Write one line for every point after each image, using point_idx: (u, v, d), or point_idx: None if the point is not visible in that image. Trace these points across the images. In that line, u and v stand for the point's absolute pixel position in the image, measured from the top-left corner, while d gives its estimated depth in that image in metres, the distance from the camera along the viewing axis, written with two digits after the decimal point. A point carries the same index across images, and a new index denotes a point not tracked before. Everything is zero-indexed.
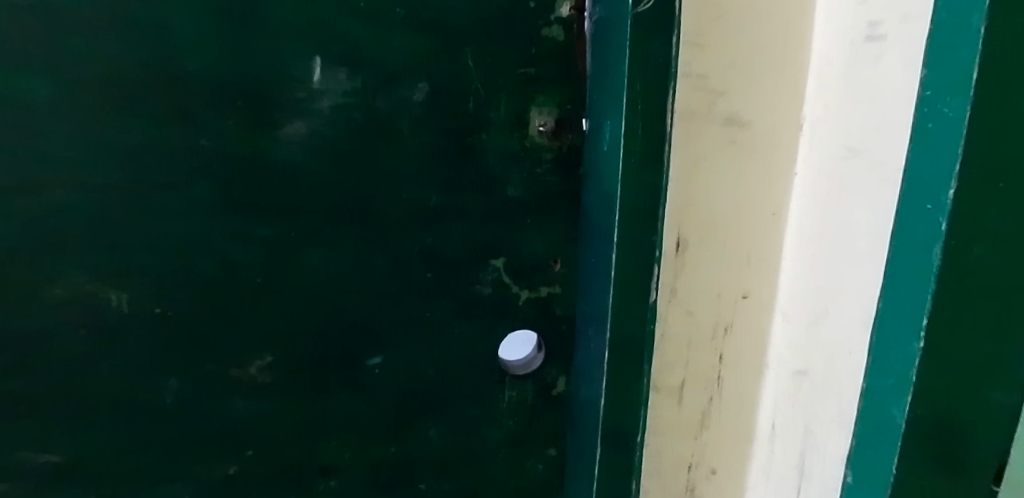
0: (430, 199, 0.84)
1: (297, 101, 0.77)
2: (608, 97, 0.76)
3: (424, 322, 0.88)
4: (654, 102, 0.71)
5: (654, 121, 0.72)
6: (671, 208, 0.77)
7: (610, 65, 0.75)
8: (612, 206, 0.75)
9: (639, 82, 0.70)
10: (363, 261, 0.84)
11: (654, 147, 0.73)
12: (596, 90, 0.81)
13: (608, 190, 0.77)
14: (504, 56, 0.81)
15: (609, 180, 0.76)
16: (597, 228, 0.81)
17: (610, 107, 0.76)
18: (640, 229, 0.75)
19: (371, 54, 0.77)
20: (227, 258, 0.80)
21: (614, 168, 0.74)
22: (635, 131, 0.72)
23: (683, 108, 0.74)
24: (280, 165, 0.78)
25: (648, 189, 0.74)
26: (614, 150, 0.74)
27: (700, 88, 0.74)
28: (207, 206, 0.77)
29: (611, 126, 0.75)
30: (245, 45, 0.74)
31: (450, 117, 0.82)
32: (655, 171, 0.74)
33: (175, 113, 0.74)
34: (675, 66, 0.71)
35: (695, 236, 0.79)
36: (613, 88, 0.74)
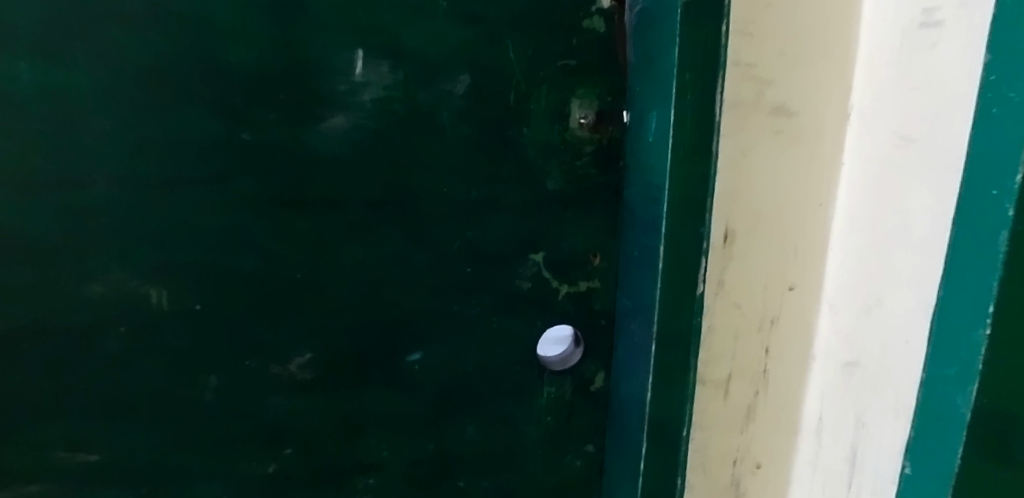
0: (470, 192, 0.83)
1: (339, 94, 0.76)
2: (653, 88, 0.75)
3: (464, 317, 0.87)
4: (702, 91, 0.71)
5: (702, 111, 0.71)
6: (719, 200, 0.75)
7: (654, 54, 0.74)
8: (659, 198, 0.74)
9: (688, 71, 0.70)
10: (403, 255, 0.83)
11: (702, 136, 0.72)
12: (638, 82, 0.80)
13: (653, 182, 0.76)
14: (545, 47, 0.81)
15: (655, 171, 0.75)
16: (641, 220, 0.80)
17: (655, 97, 0.75)
18: (688, 220, 0.74)
19: (413, 47, 0.77)
20: (268, 254, 0.79)
21: (661, 159, 0.74)
22: (684, 121, 0.71)
23: (732, 97, 0.73)
24: (321, 158, 0.77)
25: (695, 179, 0.73)
26: (662, 141, 0.73)
27: (748, 77, 0.73)
28: (248, 201, 0.77)
29: (658, 116, 0.74)
30: (288, 38, 0.73)
31: (491, 109, 0.81)
32: (702, 161, 0.73)
33: (218, 107, 0.73)
34: (724, 55, 0.70)
35: (743, 227, 0.78)
36: (659, 78, 0.74)
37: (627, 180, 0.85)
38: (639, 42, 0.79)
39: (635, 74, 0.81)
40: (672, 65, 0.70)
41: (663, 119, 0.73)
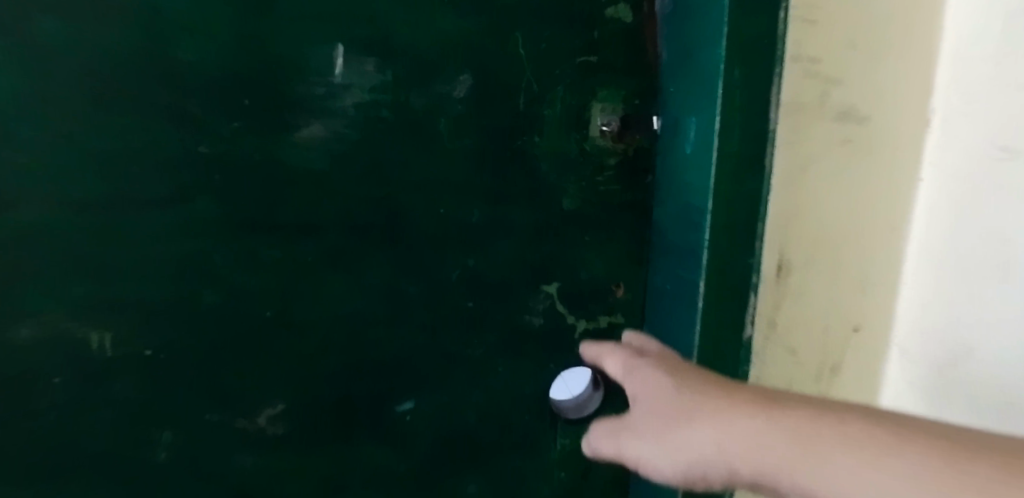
0: (473, 213, 0.70)
1: (315, 98, 0.63)
2: (692, 88, 0.62)
3: (466, 360, 0.75)
4: (754, 93, 0.58)
5: (753, 116, 0.58)
6: (772, 224, 0.62)
7: (694, 48, 0.61)
8: (699, 223, 0.61)
9: (738, 67, 0.57)
10: (395, 288, 0.70)
11: (752, 148, 0.59)
12: (673, 82, 0.67)
13: (692, 202, 0.63)
14: (562, 42, 0.68)
15: (694, 189, 0.62)
16: (675, 247, 0.67)
17: (695, 100, 0.61)
18: (733, 250, 0.61)
19: (405, 41, 0.64)
20: (233, 288, 0.66)
21: (703, 174, 0.60)
22: (733, 129, 0.58)
23: (791, 99, 0.60)
24: (296, 175, 0.65)
25: (744, 199, 0.60)
26: (704, 154, 0.60)
27: (811, 75, 0.60)
28: (208, 225, 0.64)
29: (699, 123, 0.61)
30: (256, 31, 0.61)
31: (497, 115, 0.68)
32: (753, 177, 0.60)
33: (170, 113, 0.61)
34: (781, 48, 0.58)
35: (801, 258, 0.64)
36: (699, 76, 0.61)
37: (661, 198, 0.72)
38: (676, 34, 0.66)
39: (670, 72, 0.68)
40: (717, 61, 0.57)
41: (705, 127, 0.60)
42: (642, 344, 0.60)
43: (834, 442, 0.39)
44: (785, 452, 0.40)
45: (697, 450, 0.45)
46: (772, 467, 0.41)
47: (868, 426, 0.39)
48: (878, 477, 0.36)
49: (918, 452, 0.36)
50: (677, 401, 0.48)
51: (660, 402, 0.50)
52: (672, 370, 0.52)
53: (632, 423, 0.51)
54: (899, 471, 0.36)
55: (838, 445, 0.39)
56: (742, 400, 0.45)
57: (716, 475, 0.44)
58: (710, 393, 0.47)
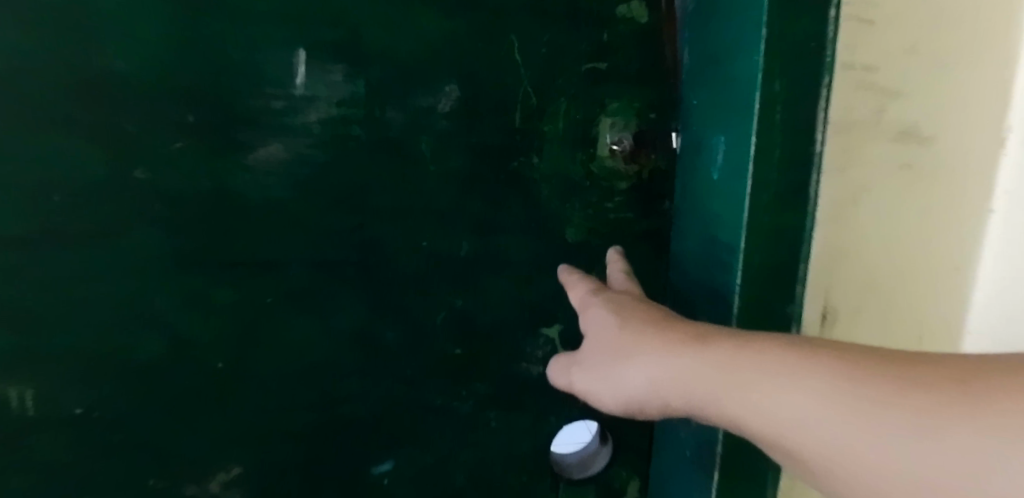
0: (461, 246, 0.60)
1: (272, 113, 0.53)
2: (721, 102, 0.52)
3: (452, 413, 0.65)
4: (799, 108, 0.47)
5: (798, 136, 0.48)
6: (817, 265, 0.51)
7: (723, 53, 0.51)
8: (728, 264, 0.50)
9: (779, 77, 0.46)
10: (369, 332, 0.61)
11: (794, 174, 0.48)
12: (697, 95, 0.56)
13: (719, 237, 0.52)
14: (566, 47, 0.58)
15: (722, 222, 0.52)
16: (697, 290, 0.56)
17: (724, 116, 0.51)
18: (767, 297, 0.50)
19: (379, 46, 0.54)
20: (178, 335, 0.56)
21: (734, 205, 0.49)
22: (771, 152, 0.48)
23: (842, 116, 0.49)
24: (251, 204, 0.55)
25: (783, 237, 0.49)
26: (735, 180, 0.49)
27: (866, 87, 0.49)
28: (146, 263, 0.54)
29: (729, 144, 0.50)
30: (201, 33, 0.51)
31: (489, 132, 0.58)
32: (795, 211, 0.49)
33: (99, 132, 0.51)
34: (830, 53, 0.47)
35: (847, 305, 0.54)
36: (729, 88, 0.50)
37: (680, 229, 0.61)
38: (699, 37, 0.56)
39: (692, 82, 0.57)
40: (753, 68, 0.47)
41: (736, 148, 0.49)
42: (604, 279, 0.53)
43: (755, 368, 0.33)
44: (705, 384, 0.35)
45: (629, 386, 0.40)
46: (702, 401, 0.36)
47: (792, 350, 0.33)
48: (793, 402, 0.31)
49: (834, 372, 0.30)
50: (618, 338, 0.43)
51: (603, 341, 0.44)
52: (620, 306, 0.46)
53: (579, 358, 0.47)
54: (813, 392, 0.30)
55: (760, 372, 0.33)
56: (671, 332, 0.40)
57: (651, 410, 0.40)
58: (651, 326, 0.42)
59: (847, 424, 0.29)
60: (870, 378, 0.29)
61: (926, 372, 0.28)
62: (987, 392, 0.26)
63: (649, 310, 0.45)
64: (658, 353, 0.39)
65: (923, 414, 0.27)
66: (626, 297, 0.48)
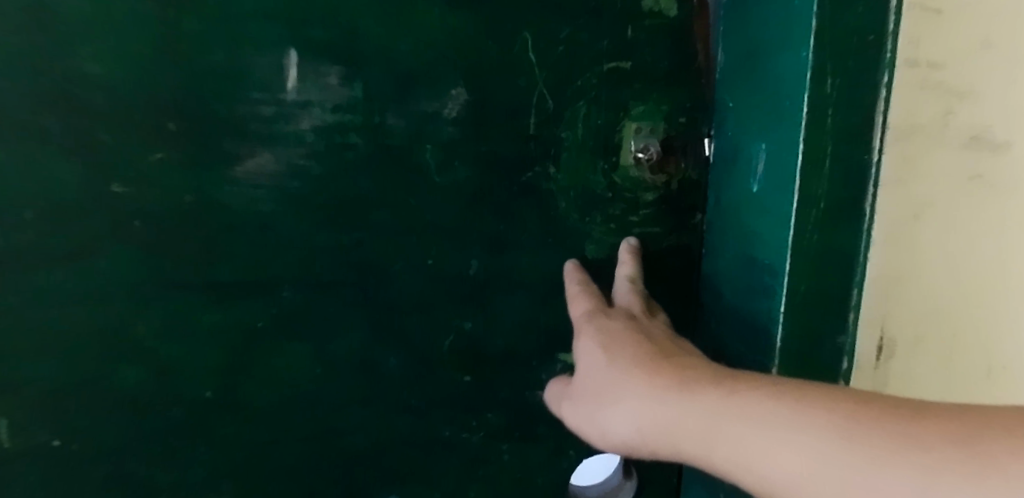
0: (470, 265, 0.55)
1: (261, 122, 0.48)
2: (762, 105, 0.45)
3: (462, 445, 0.60)
4: (855, 113, 0.41)
5: (853, 143, 0.41)
6: (872, 291, 0.45)
7: (766, 49, 0.44)
8: (771, 290, 0.44)
9: (831, 76, 0.40)
10: (370, 359, 0.56)
11: (848, 187, 0.42)
12: (734, 97, 0.50)
13: (760, 258, 0.46)
14: (585, 44, 0.52)
15: (763, 242, 0.45)
16: (735, 315, 0.51)
17: (769, 119, 0.44)
18: (816, 326, 0.44)
19: (377, 45, 0.49)
20: (163, 363, 0.52)
21: (778, 222, 0.43)
22: (821, 162, 0.41)
23: (904, 120, 0.43)
24: (239, 220, 0.50)
25: (834, 259, 0.43)
26: (780, 195, 0.43)
27: (933, 86, 0.43)
28: (125, 286, 0.50)
29: (771, 153, 0.44)
30: (180, 32, 0.46)
31: (500, 140, 0.52)
32: (847, 229, 0.43)
33: (69, 141, 0.46)
34: (890, 50, 0.41)
35: (907, 334, 0.48)
36: (773, 88, 0.44)
37: (715, 245, 0.55)
38: (737, 31, 0.49)
39: (728, 83, 0.51)
40: (800, 66, 0.40)
41: (779, 157, 0.43)
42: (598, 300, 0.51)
43: (744, 424, 0.31)
44: (692, 435, 0.33)
45: (615, 434, 0.38)
46: (688, 452, 0.34)
47: (780, 400, 0.31)
48: (790, 463, 0.29)
49: (830, 434, 0.28)
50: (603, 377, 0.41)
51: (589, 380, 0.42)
52: (608, 339, 0.43)
53: (568, 392, 0.45)
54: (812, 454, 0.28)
55: (749, 425, 0.31)
56: (655, 371, 0.37)
57: (638, 454, 0.38)
58: (636, 364, 0.39)
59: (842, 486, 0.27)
60: (864, 434, 0.27)
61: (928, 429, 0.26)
62: (987, 452, 0.24)
63: (635, 339, 0.42)
64: (641, 399, 0.36)
65: (923, 476, 0.25)
66: (615, 322, 0.46)
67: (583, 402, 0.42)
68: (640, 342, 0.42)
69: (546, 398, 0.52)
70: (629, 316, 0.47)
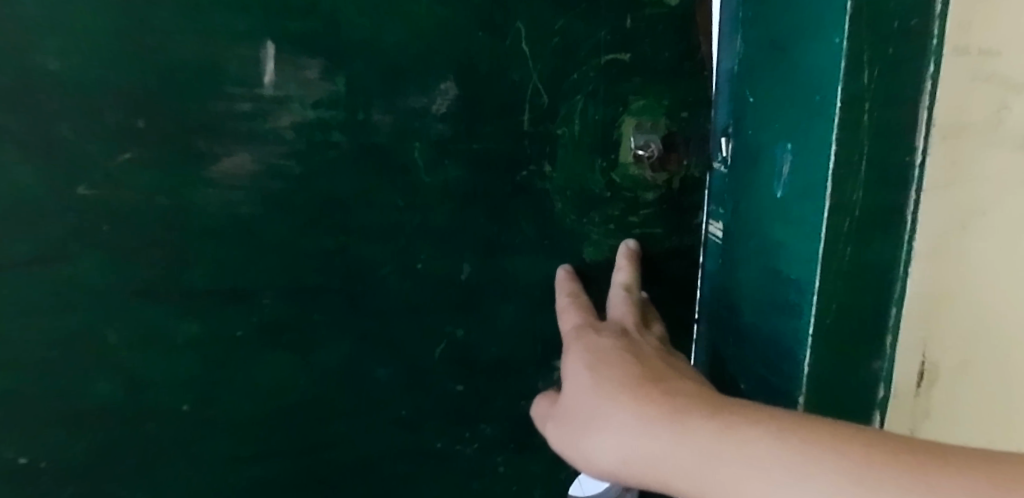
0: (461, 269, 0.52)
1: (237, 119, 0.45)
2: (788, 101, 0.40)
3: (454, 457, 0.57)
4: (894, 111, 0.36)
5: (892, 146, 0.37)
6: (912, 312, 0.40)
7: (793, 38, 0.40)
8: (798, 309, 0.40)
9: (871, 68, 0.35)
10: (357, 368, 0.53)
11: (888, 194, 0.38)
12: (749, 92, 0.46)
13: (785, 271, 0.42)
14: (582, 35, 0.48)
15: (789, 253, 0.41)
16: (755, 333, 0.46)
17: (794, 117, 0.40)
18: (845, 346, 0.41)
19: (360, 37, 0.46)
20: (135, 375, 0.49)
21: (807, 234, 0.39)
22: (855, 166, 0.37)
23: (952, 116, 0.37)
24: (215, 224, 0.47)
25: (869, 273, 0.39)
26: (808, 203, 0.38)
27: (985, 78, 0.35)
28: (95, 295, 0.47)
29: (798, 155, 0.40)
30: (147, 23, 0.43)
31: (492, 137, 0.49)
32: (884, 240, 0.39)
33: (31, 140, 0.43)
34: (937, 37, 0.36)
35: (953, 355, 0.40)
36: (802, 82, 0.39)
37: (726, 254, 0.51)
38: (755, 21, 0.45)
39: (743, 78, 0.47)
40: (834, 58, 0.35)
41: (808, 161, 0.38)
42: (593, 321, 0.47)
43: (738, 456, 0.27)
44: (680, 472, 0.29)
45: (600, 463, 0.34)
46: (678, 488, 0.30)
47: (781, 438, 0.26)
48: None
49: (837, 470, 0.24)
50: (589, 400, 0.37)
51: (575, 403, 0.38)
52: (600, 363, 0.39)
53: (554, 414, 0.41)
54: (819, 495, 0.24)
55: (744, 465, 0.27)
56: (642, 396, 0.33)
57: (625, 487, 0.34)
58: (625, 387, 0.35)
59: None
60: (874, 480, 0.23)
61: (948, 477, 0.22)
62: None
63: (627, 363, 0.38)
64: (625, 427, 0.32)
65: None
66: (607, 341, 0.43)
67: (567, 427, 0.38)
68: (632, 365, 0.38)
69: (533, 418, 0.48)
70: (621, 334, 0.44)
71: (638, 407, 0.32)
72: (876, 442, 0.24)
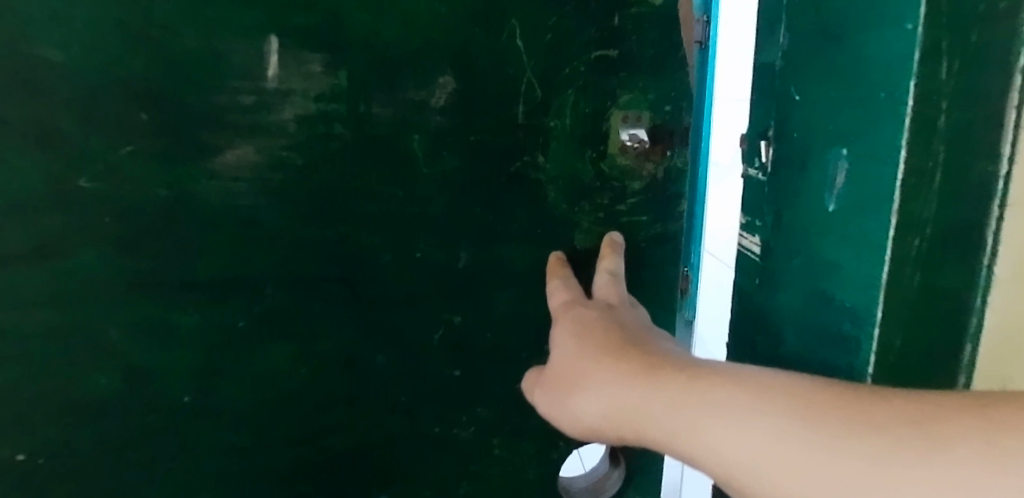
0: (459, 257, 0.54)
1: (240, 111, 0.46)
2: (847, 102, 0.36)
3: (451, 439, 0.59)
4: (973, 109, 0.33)
5: (968, 155, 0.34)
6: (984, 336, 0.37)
7: (853, 28, 0.36)
8: (853, 337, 0.36)
9: (954, 69, 0.32)
10: (357, 355, 0.54)
11: (964, 207, 0.35)
12: (779, 90, 0.44)
13: (838, 299, 0.37)
14: (573, 31, 0.51)
15: (842, 274, 0.37)
16: (792, 356, 0.43)
17: (852, 120, 0.36)
18: (911, 373, 0.37)
19: (361, 32, 0.47)
20: (136, 367, 0.49)
21: (869, 255, 0.35)
22: (929, 175, 0.33)
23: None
24: (217, 214, 0.48)
25: (940, 295, 0.36)
26: (873, 219, 0.34)
27: None
28: (96, 288, 0.47)
29: (857, 164, 0.35)
30: (150, 16, 0.43)
31: (488, 129, 0.51)
32: (957, 261, 0.36)
33: (30, 132, 0.43)
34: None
35: None
36: (860, 78, 0.35)
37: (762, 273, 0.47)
38: (799, 15, 0.42)
39: (772, 79, 0.45)
40: (904, 55, 0.31)
41: (869, 169, 0.34)
42: (574, 296, 0.50)
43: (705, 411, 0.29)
44: (650, 420, 0.32)
45: (585, 419, 0.38)
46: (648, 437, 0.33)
47: (739, 386, 0.29)
48: (737, 444, 0.27)
49: (780, 415, 0.26)
50: (575, 363, 0.40)
51: (563, 364, 0.42)
52: (586, 336, 0.42)
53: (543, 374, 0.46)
54: (764, 429, 0.26)
55: (702, 411, 0.29)
56: (626, 357, 0.37)
57: (606, 439, 0.37)
58: (610, 349, 0.39)
59: (801, 475, 0.24)
60: (822, 418, 0.25)
61: (877, 412, 0.24)
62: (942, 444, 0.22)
63: (609, 330, 0.42)
64: (611, 385, 0.35)
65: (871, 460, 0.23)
66: (590, 311, 0.46)
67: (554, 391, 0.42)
68: (618, 336, 0.40)
69: (523, 387, 0.52)
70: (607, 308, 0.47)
71: (617, 370, 0.36)
72: (839, 394, 0.26)
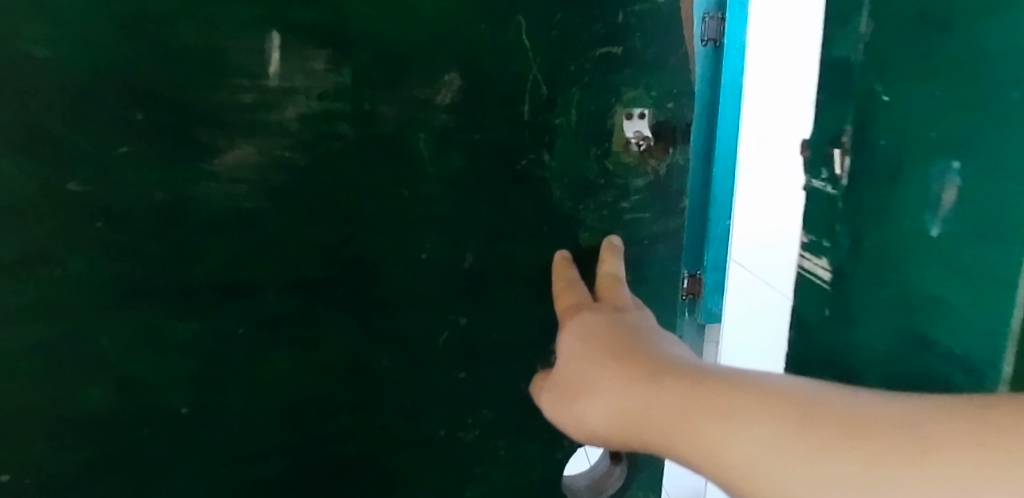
0: (464, 257, 0.53)
1: (241, 110, 0.44)
2: (968, 115, 0.34)
3: (455, 442, 0.58)
4: None
5: None
6: None
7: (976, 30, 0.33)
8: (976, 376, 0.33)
9: None
10: (361, 359, 0.53)
11: None
12: (863, 94, 0.41)
13: (947, 342, 0.35)
14: (578, 28, 0.50)
15: (960, 301, 0.35)
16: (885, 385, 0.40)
17: (974, 132, 0.33)
18: None
19: (366, 28, 0.46)
20: (131, 379, 0.47)
21: (1003, 287, 0.32)
22: None
23: None
24: (216, 217, 0.46)
25: None
26: (1009, 254, 0.32)
27: None
28: (88, 297, 0.44)
29: (980, 180, 0.33)
30: (145, 10, 0.41)
31: (494, 127, 0.51)
32: None
33: (15, 132, 0.40)
34: None
35: None
36: (988, 89, 0.32)
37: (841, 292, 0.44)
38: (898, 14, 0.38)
39: (847, 78, 0.42)
40: None
41: (999, 188, 0.32)
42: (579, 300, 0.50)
43: (705, 416, 0.30)
44: (650, 424, 0.33)
45: (591, 424, 0.38)
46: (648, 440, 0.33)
47: (744, 389, 0.30)
48: (732, 449, 0.28)
49: (770, 422, 0.27)
50: (578, 368, 0.41)
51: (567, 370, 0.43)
52: (588, 340, 0.42)
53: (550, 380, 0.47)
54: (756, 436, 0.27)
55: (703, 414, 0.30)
56: (627, 362, 0.37)
57: (610, 443, 0.38)
58: (612, 353, 0.39)
59: (786, 481, 0.25)
60: (812, 432, 0.26)
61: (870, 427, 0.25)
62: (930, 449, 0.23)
63: (610, 333, 0.42)
64: (610, 391, 0.36)
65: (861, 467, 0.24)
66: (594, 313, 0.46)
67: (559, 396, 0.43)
68: (619, 339, 0.41)
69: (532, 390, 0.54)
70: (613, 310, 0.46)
71: (619, 374, 0.36)
72: (839, 405, 0.27)
